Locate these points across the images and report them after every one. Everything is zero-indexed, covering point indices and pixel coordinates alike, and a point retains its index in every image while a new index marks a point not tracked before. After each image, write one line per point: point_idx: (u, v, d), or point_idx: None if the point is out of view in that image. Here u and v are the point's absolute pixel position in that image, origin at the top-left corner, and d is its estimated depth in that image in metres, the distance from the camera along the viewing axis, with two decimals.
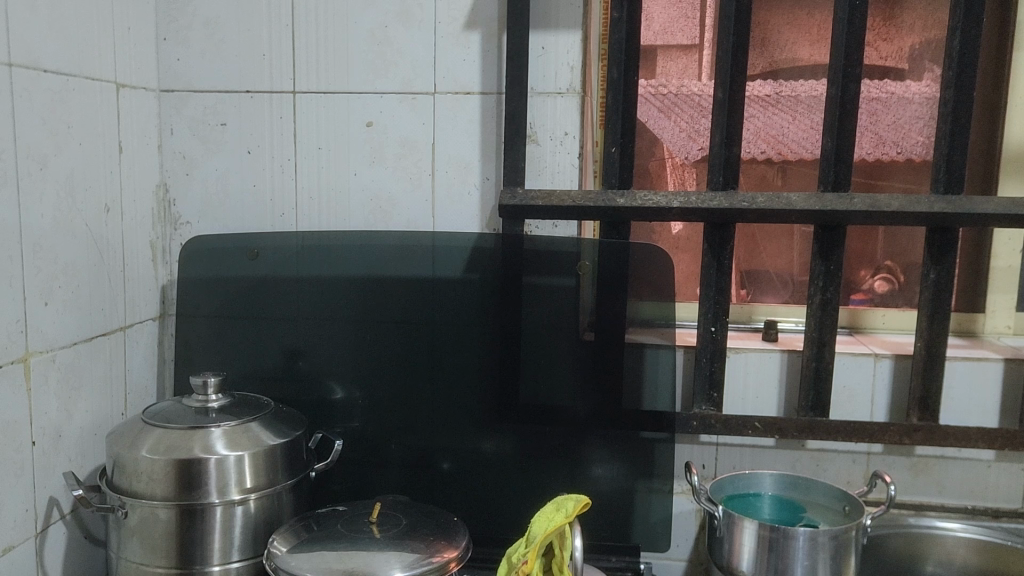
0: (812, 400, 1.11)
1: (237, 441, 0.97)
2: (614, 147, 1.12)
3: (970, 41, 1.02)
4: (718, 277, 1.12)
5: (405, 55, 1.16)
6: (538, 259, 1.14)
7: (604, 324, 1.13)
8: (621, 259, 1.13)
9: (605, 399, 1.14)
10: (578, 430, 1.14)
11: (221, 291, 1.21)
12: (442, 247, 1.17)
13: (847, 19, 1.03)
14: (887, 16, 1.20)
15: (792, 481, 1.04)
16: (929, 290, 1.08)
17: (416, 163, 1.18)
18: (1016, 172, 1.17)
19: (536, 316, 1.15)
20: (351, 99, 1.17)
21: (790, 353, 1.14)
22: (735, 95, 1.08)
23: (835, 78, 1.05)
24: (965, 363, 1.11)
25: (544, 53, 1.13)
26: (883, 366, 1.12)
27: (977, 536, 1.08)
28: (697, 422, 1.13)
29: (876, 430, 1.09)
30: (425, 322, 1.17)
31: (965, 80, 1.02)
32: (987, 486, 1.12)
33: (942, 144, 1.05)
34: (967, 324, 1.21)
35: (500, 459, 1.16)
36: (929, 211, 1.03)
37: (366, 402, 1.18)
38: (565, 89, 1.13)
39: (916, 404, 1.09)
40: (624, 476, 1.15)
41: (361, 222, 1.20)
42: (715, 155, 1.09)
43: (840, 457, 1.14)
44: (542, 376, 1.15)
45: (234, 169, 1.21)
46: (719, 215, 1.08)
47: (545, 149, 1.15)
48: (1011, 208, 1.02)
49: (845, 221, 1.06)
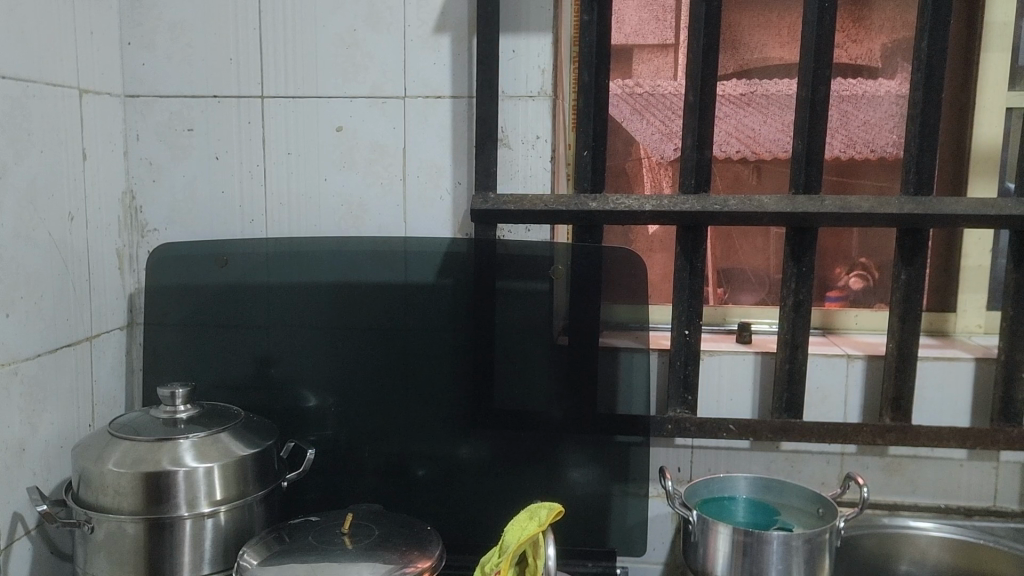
0: (786, 402, 1.10)
1: (206, 452, 0.95)
2: (587, 151, 1.11)
3: (938, 43, 1.02)
4: (692, 279, 1.11)
5: (374, 59, 1.14)
6: (512, 263, 1.13)
7: (577, 327, 1.13)
8: (593, 262, 1.12)
9: (580, 403, 1.14)
10: (554, 434, 1.14)
11: (191, 298, 1.20)
12: (414, 252, 1.16)
13: (816, 20, 1.03)
14: (856, 17, 1.20)
15: (767, 484, 1.02)
16: (900, 291, 1.07)
17: (388, 167, 1.17)
18: (985, 173, 1.17)
19: (510, 321, 1.14)
20: (319, 102, 1.16)
21: (764, 355, 1.13)
22: (707, 98, 1.08)
23: (806, 80, 1.05)
24: (936, 363, 1.10)
25: (515, 56, 1.13)
26: (856, 367, 1.12)
27: (950, 535, 1.08)
28: (672, 425, 1.12)
29: (850, 431, 1.08)
30: (398, 328, 1.17)
31: (934, 81, 1.03)
32: (959, 484, 1.11)
33: (912, 145, 1.05)
34: (938, 323, 1.21)
35: (475, 464, 1.15)
36: (899, 212, 1.03)
37: (340, 409, 1.17)
38: (537, 92, 1.13)
39: (889, 404, 1.08)
40: (601, 480, 1.14)
41: (332, 229, 1.19)
42: (687, 158, 1.09)
43: (815, 457, 1.13)
44: (518, 382, 1.15)
45: (201, 175, 1.20)
46: (691, 218, 1.08)
47: (516, 153, 1.14)
48: (981, 208, 1.02)
49: (817, 222, 1.06)
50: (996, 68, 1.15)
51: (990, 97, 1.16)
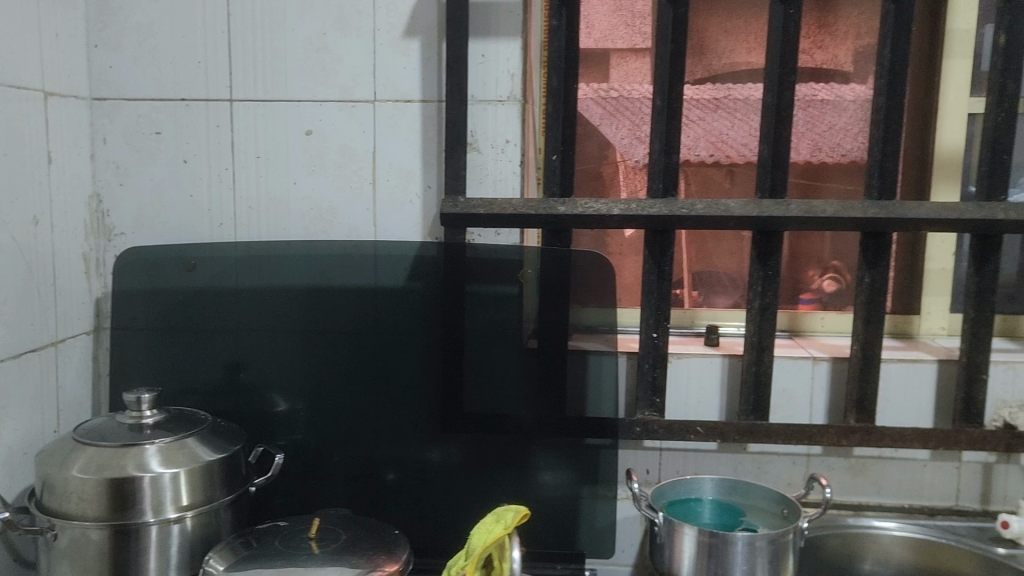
0: (753, 404, 1.11)
1: (172, 458, 0.95)
2: (555, 155, 1.12)
3: (900, 50, 1.03)
4: (660, 282, 1.12)
5: (344, 63, 1.14)
6: (481, 267, 1.14)
7: (546, 331, 1.13)
8: (562, 266, 1.13)
9: (550, 406, 1.14)
10: (524, 438, 1.14)
11: (158, 303, 1.19)
12: (383, 256, 1.16)
13: (781, 26, 1.04)
14: (821, 24, 1.22)
15: (732, 485, 1.03)
16: (864, 295, 1.09)
17: (357, 171, 1.16)
18: (948, 177, 1.19)
19: (479, 324, 1.15)
20: (287, 106, 1.16)
21: (731, 358, 1.14)
22: (674, 103, 1.09)
23: (771, 86, 1.06)
24: (900, 364, 1.12)
25: (484, 60, 1.13)
26: (821, 369, 1.13)
27: (913, 535, 1.08)
28: (640, 428, 1.12)
29: (815, 432, 1.09)
30: (368, 331, 1.17)
31: (896, 87, 1.04)
32: (923, 485, 1.13)
33: (875, 150, 1.07)
34: (903, 326, 1.23)
35: (446, 468, 1.15)
36: (862, 216, 1.04)
37: (309, 414, 1.17)
38: (506, 97, 1.13)
39: (853, 405, 1.10)
40: (571, 483, 1.15)
41: (301, 233, 1.19)
42: (655, 162, 1.10)
43: (781, 459, 1.14)
44: (488, 386, 1.15)
45: (169, 179, 1.19)
46: (659, 222, 1.08)
47: (486, 157, 1.15)
48: (943, 212, 1.03)
49: (783, 226, 1.07)
50: (958, 73, 1.17)
51: (953, 103, 1.17)
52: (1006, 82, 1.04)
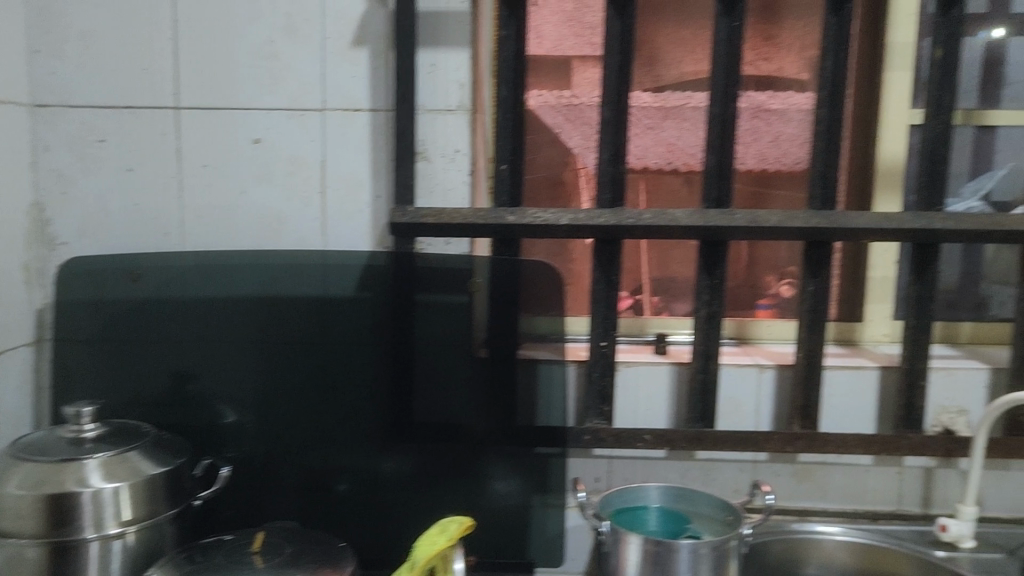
0: (700, 412, 1.12)
1: (114, 472, 0.93)
2: (505, 165, 1.12)
3: (841, 63, 1.06)
4: (608, 292, 1.13)
5: (292, 71, 1.14)
6: (431, 277, 1.14)
7: (496, 340, 1.14)
8: (511, 276, 1.13)
9: (500, 415, 1.14)
10: (474, 447, 1.15)
11: (103, 312, 1.17)
12: (333, 266, 1.16)
13: (726, 38, 1.07)
14: (767, 36, 1.23)
15: (677, 493, 1.03)
16: (808, 303, 1.10)
17: (306, 180, 1.16)
18: (890, 188, 1.21)
19: (429, 334, 1.15)
20: (235, 114, 1.15)
21: (679, 366, 1.15)
22: (621, 114, 1.10)
23: (717, 98, 1.08)
24: (843, 371, 1.13)
25: (433, 70, 1.13)
26: (767, 377, 1.15)
27: (856, 539, 1.10)
28: (589, 436, 1.13)
29: (760, 439, 1.11)
30: (317, 341, 1.16)
31: (838, 99, 1.06)
32: (866, 490, 1.15)
33: (818, 161, 1.09)
34: (847, 333, 1.25)
35: (397, 478, 1.15)
36: (805, 226, 1.06)
37: (258, 425, 1.16)
38: (455, 107, 1.13)
39: (798, 412, 1.11)
40: (522, 492, 1.15)
41: (250, 242, 1.18)
42: (603, 171, 1.11)
43: (728, 465, 1.15)
44: (439, 395, 1.15)
45: (114, 188, 1.17)
46: (607, 232, 1.09)
47: (436, 166, 1.15)
48: (883, 222, 1.06)
49: (728, 236, 1.08)
50: (898, 85, 1.20)
51: (894, 114, 1.20)
52: (942, 96, 1.06)
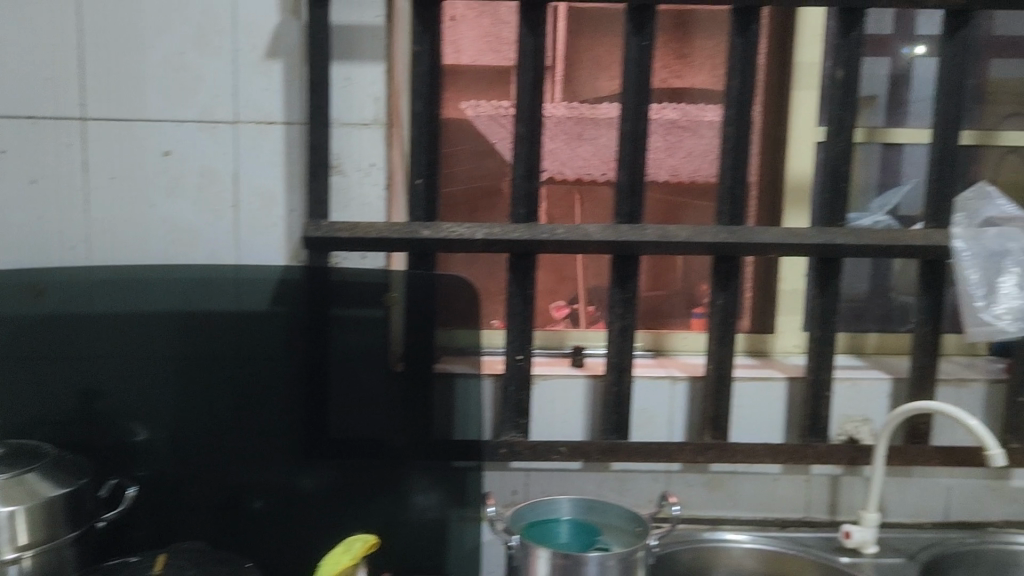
0: (614, 424, 1.14)
1: (9, 495, 0.89)
2: (420, 179, 1.12)
3: (746, 83, 1.09)
4: (524, 305, 1.13)
5: (203, 83, 1.12)
6: (345, 291, 1.13)
7: (412, 354, 1.13)
8: (426, 290, 1.13)
9: (416, 429, 1.14)
10: (392, 461, 1.14)
11: (3, 329, 1.13)
12: (246, 280, 1.14)
13: (636, 58, 1.09)
14: (679, 55, 1.26)
15: (588, 504, 1.04)
16: (717, 316, 1.13)
17: (218, 193, 1.14)
18: (798, 203, 1.25)
19: (345, 348, 1.14)
20: (144, 125, 1.12)
21: (595, 379, 1.17)
22: (535, 130, 1.11)
23: (628, 115, 1.10)
24: (752, 382, 1.16)
25: (347, 83, 1.12)
26: (680, 389, 1.17)
27: (764, 547, 1.13)
28: (505, 449, 1.14)
29: (672, 450, 1.13)
30: (230, 357, 1.14)
31: (744, 118, 1.09)
32: (776, 498, 1.17)
33: (726, 178, 1.11)
34: (758, 344, 1.28)
35: (313, 494, 1.14)
36: (713, 241, 1.09)
37: (169, 443, 1.13)
38: (370, 120, 1.13)
39: (709, 423, 1.14)
40: (440, 506, 1.15)
41: (161, 256, 1.15)
42: (518, 186, 1.12)
43: (642, 476, 1.17)
44: (356, 410, 1.14)
45: (15, 200, 1.13)
46: (521, 246, 1.10)
47: (351, 180, 1.14)
48: (787, 238, 1.09)
49: (640, 250, 1.10)
50: (805, 104, 1.23)
51: (801, 132, 1.23)
52: (843, 115, 1.10)
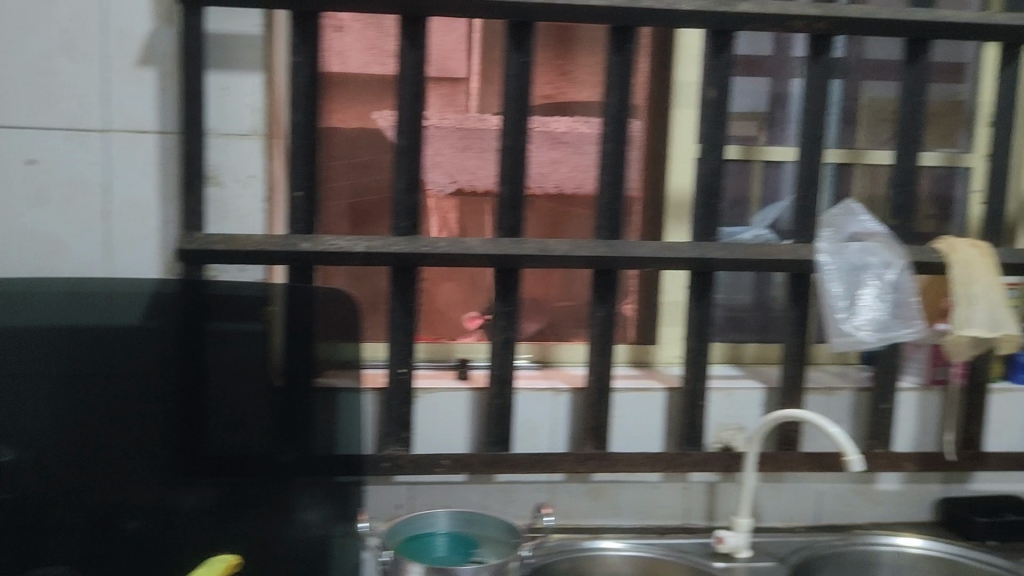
0: (496, 436, 1.14)
1: None
2: (300, 191, 1.11)
3: (622, 101, 1.12)
4: (405, 318, 1.13)
5: (71, 90, 1.08)
6: (222, 305, 1.11)
7: (292, 368, 1.12)
8: (306, 305, 1.12)
9: (297, 445, 1.12)
10: (272, 478, 1.12)
11: None
12: (118, 294, 1.09)
13: (516, 73, 1.11)
14: (563, 71, 1.28)
15: (468, 517, 1.04)
16: (597, 328, 1.15)
17: (87, 204, 1.10)
18: (678, 217, 1.29)
19: (222, 364, 1.11)
20: (5, 132, 1.08)
21: (478, 391, 1.18)
22: (416, 143, 1.11)
23: (509, 130, 1.11)
24: (632, 393, 1.19)
25: (224, 93, 1.10)
26: (562, 400, 1.19)
27: (640, 554, 1.14)
28: (387, 463, 1.14)
29: (553, 460, 1.14)
30: (99, 375, 1.08)
31: (621, 135, 1.12)
32: (655, 506, 1.20)
33: (605, 193, 1.14)
34: (641, 355, 1.31)
35: (190, 514, 1.10)
36: (592, 254, 1.11)
37: (34, 465, 1.07)
38: (248, 131, 1.11)
39: (590, 434, 1.15)
40: (322, 524, 1.13)
41: (24, 268, 1.11)
42: (400, 200, 1.11)
43: (524, 487, 1.18)
44: (234, 427, 1.11)
45: None
46: (403, 259, 1.10)
47: (229, 191, 1.12)
48: (663, 252, 1.12)
49: (521, 264, 1.11)
50: (684, 122, 1.27)
51: (681, 148, 1.27)
52: (715, 134, 1.14)
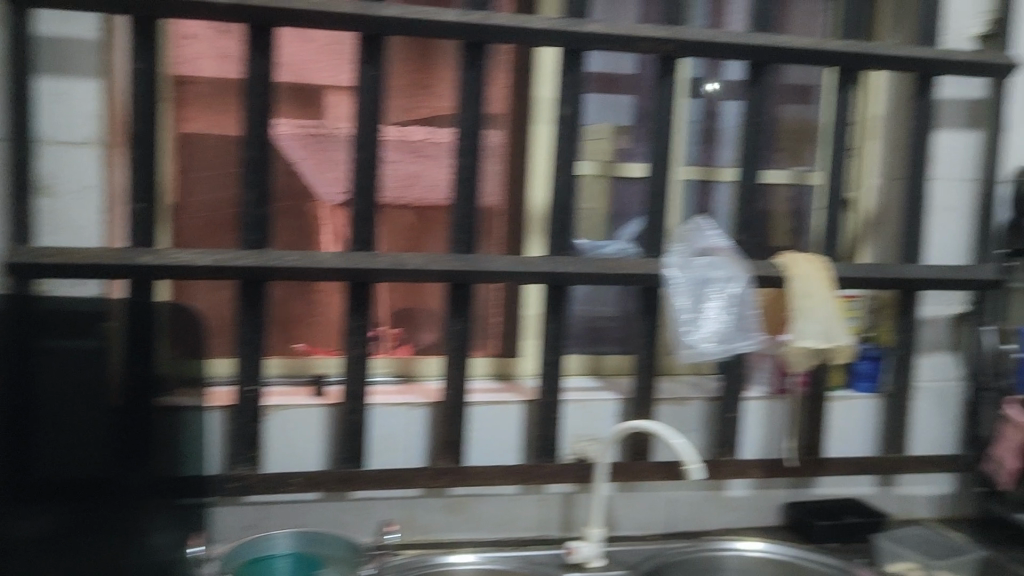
0: (349, 453, 1.13)
1: None
2: (142, 203, 1.06)
3: (475, 117, 1.12)
4: (253, 334, 1.10)
5: None
6: (53, 320, 1.04)
7: (132, 387, 1.07)
8: (145, 321, 1.07)
9: (139, 465, 1.07)
10: (116, 500, 1.04)
11: None
12: None
13: (367, 87, 1.10)
14: (423, 84, 1.28)
15: (312, 537, 1.03)
16: (452, 342, 1.15)
17: None
18: (539, 231, 1.30)
19: (55, 381, 1.03)
20: None
21: (332, 407, 1.16)
22: (265, 155, 1.09)
23: (360, 143, 1.10)
24: (488, 406, 1.19)
25: (58, 99, 1.05)
26: (418, 415, 1.18)
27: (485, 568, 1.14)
28: (234, 483, 1.11)
29: (406, 476, 1.13)
30: None
31: (473, 150, 1.13)
32: (512, 519, 1.21)
33: (459, 208, 1.14)
34: (503, 367, 1.32)
35: (26, 546, 0.98)
36: (445, 269, 1.11)
37: None
38: (85, 140, 1.07)
39: (445, 449, 1.15)
40: (170, 547, 1.08)
41: None
42: (248, 213, 1.09)
43: (379, 503, 1.17)
44: (71, 449, 1.03)
45: None
46: (251, 274, 1.07)
47: (64, 201, 1.07)
48: (516, 267, 1.13)
49: (373, 279, 1.10)
50: (542, 138, 1.29)
51: (540, 163, 1.29)
52: (568, 151, 1.16)
